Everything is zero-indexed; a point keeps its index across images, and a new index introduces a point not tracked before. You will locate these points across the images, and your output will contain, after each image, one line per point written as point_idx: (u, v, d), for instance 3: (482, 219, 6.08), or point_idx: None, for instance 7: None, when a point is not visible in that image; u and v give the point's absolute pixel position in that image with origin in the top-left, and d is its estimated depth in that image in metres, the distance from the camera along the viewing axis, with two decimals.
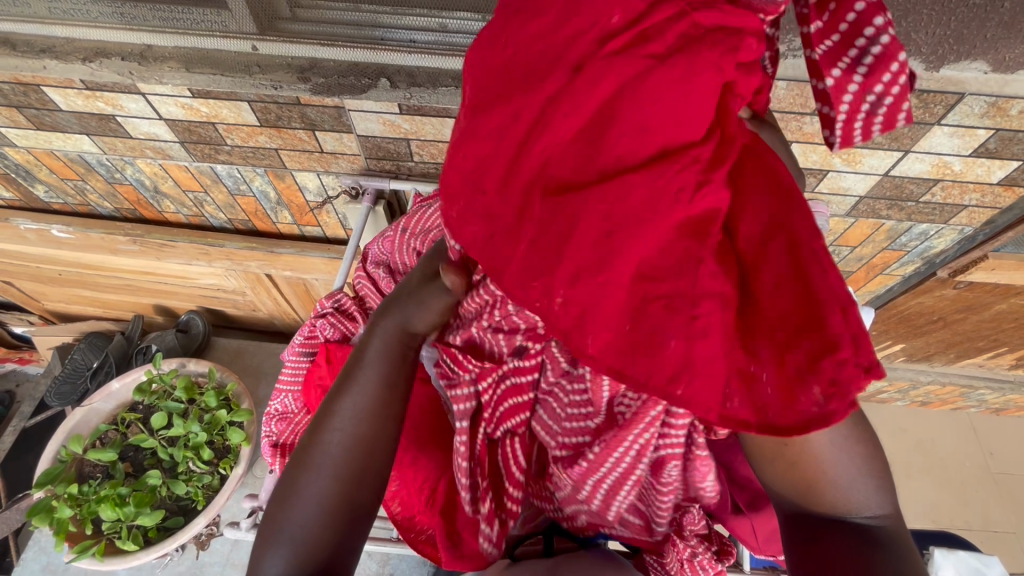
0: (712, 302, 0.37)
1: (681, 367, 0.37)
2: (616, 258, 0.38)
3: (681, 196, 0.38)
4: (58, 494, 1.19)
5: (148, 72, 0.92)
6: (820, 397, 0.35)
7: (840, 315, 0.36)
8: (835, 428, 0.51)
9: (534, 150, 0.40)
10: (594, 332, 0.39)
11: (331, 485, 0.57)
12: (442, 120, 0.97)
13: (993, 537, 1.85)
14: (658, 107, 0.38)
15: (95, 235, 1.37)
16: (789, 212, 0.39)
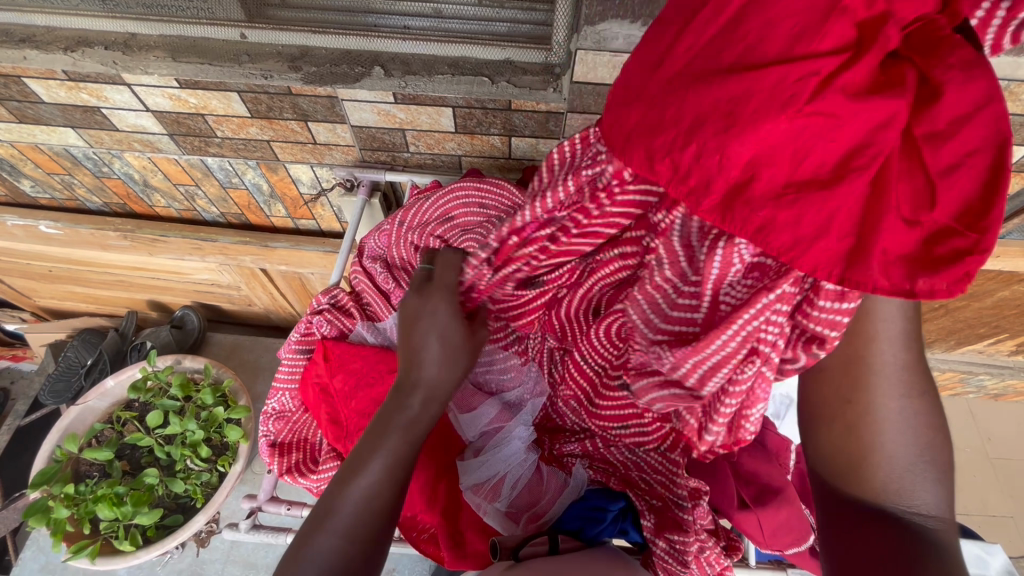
0: (867, 177, 0.38)
1: (818, 235, 0.39)
2: (763, 140, 0.38)
3: (831, 87, 0.37)
4: (55, 494, 1.17)
5: (132, 62, 0.89)
6: (946, 281, 0.38)
7: (991, 192, 0.37)
8: (903, 403, 0.50)
9: (680, 45, 0.42)
10: (740, 212, 0.41)
11: (342, 543, 0.56)
12: (438, 110, 0.93)
13: (989, 521, 1.86)
14: (809, 5, 0.38)
15: (85, 231, 1.34)
16: (967, 99, 0.37)
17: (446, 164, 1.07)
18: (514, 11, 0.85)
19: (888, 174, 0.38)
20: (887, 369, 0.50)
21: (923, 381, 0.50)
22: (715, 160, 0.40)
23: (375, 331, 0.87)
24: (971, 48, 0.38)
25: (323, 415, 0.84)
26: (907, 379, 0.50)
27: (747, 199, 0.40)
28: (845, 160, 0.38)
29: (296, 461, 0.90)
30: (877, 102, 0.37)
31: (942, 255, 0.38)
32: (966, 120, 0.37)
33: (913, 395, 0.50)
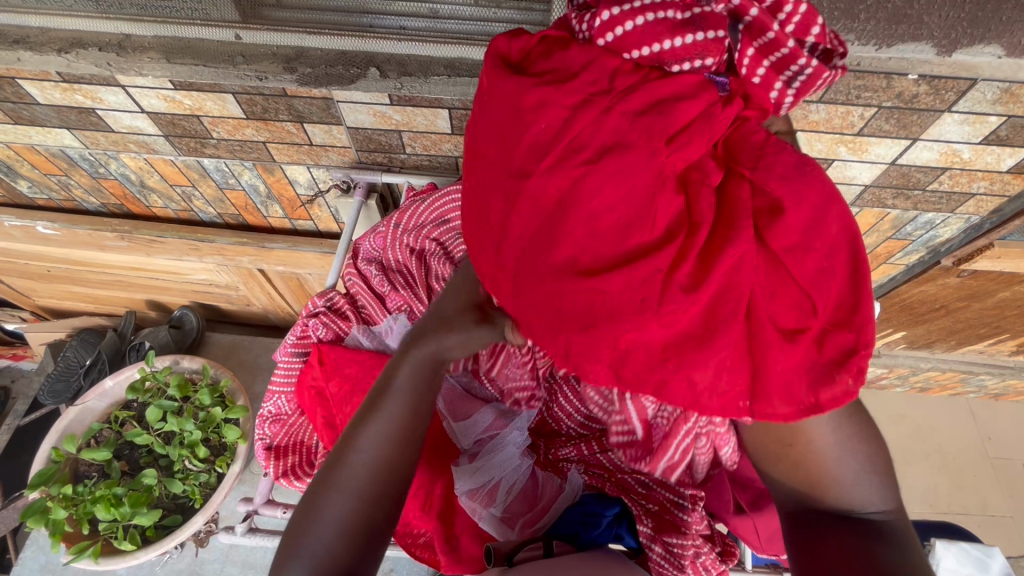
0: (737, 323, 0.41)
1: (715, 387, 0.42)
2: (629, 330, 0.42)
3: (672, 269, 0.41)
4: (53, 494, 1.17)
5: (127, 63, 0.89)
6: (849, 381, 0.41)
7: (857, 292, 0.41)
8: (839, 429, 0.49)
9: (517, 229, 0.45)
10: (633, 383, 0.43)
11: (354, 505, 0.61)
12: (435, 111, 0.93)
13: (988, 521, 1.85)
14: (625, 190, 0.42)
15: (82, 232, 1.34)
16: (805, 220, 0.42)
17: (443, 165, 1.07)
18: (511, 11, 0.85)
19: (760, 311, 0.42)
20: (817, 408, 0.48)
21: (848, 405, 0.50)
22: (594, 344, 0.43)
23: (370, 335, 0.89)
24: (792, 154, 0.45)
25: (319, 418, 0.85)
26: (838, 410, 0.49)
27: (634, 370, 0.42)
28: (716, 314, 0.41)
29: (293, 464, 0.91)
30: (723, 255, 0.41)
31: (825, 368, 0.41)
32: (814, 232, 0.41)
33: (843, 423, 0.49)
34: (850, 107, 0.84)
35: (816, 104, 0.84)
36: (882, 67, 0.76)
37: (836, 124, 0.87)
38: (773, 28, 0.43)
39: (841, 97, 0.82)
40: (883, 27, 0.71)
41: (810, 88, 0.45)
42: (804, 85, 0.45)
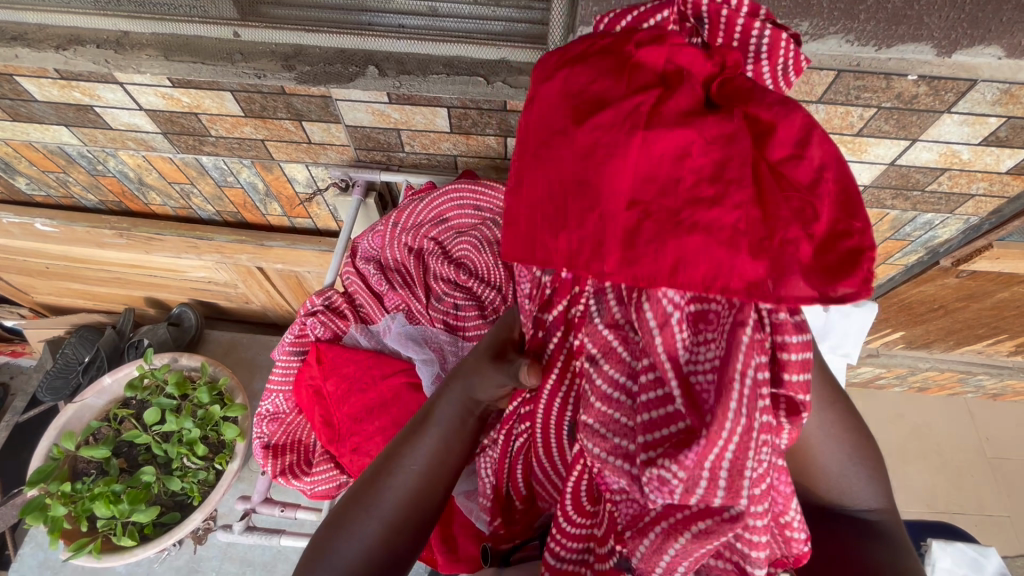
0: (745, 195, 0.41)
1: (726, 256, 0.41)
2: (639, 185, 0.43)
3: (676, 139, 0.43)
4: (52, 491, 1.18)
5: (125, 61, 0.88)
6: (855, 281, 0.40)
7: (848, 202, 0.42)
8: (824, 418, 0.55)
9: (540, 118, 0.50)
10: (639, 253, 0.43)
11: (381, 528, 0.59)
12: (433, 110, 0.93)
13: (986, 521, 1.86)
14: (629, 83, 0.47)
15: (81, 229, 1.34)
16: (797, 129, 0.44)
17: (442, 164, 1.06)
18: (510, 10, 0.84)
19: (769, 194, 0.41)
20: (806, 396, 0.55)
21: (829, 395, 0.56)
22: (603, 207, 0.44)
23: (368, 334, 0.89)
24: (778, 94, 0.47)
25: (317, 417, 0.86)
26: (822, 398, 0.56)
27: (644, 231, 0.43)
28: (723, 183, 0.42)
29: (290, 463, 0.92)
30: (724, 136, 0.43)
31: (828, 257, 0.40)
32: (804, 134, 0.44)
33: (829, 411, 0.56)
34: (849, 107, 0.83)
35: (815, 104, 0.84)
36: (881, 68, 0.76)
37: (836, 124, 0.86)
38: (724, 10, 0.52)
39: (840, 98, 0.82)
40: (883, 28, 0.71)
41: (775, 53, 0.53)
42: (771, 50, 0.53)
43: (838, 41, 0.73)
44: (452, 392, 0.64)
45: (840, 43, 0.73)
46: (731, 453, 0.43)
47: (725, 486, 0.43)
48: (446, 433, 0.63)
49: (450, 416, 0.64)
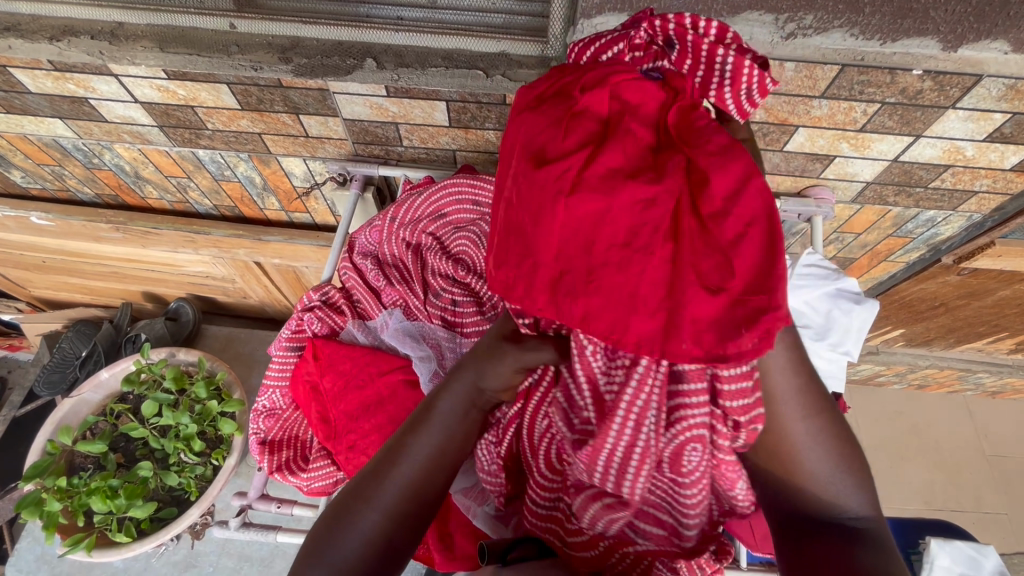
0: (650, 252, 0.44)
1: (628, 309, 0.44)
2: (556, 238, 0.47)
3: (598, 193, 0.46)
4: (48, 486, 1.17)
5: (120, 52, 0.87)
6: (755, 339, 0.41)
7: (768, 261, 0.43)
8: (807, 420, 0.54)
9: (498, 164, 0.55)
10: (555, 296, 0.47)
11: (381, 520, 0.59)
12: (432, 104, 0.91)
13: (984, 518, 1.85)
14: (570, 134, 0.50)
15: (77, 223, 1.33)
16: (737, 180, 0.45)
17: (440, 159, 1.05)
18: (510, 3, 0.84)
19: (685, 249, 0.44)
20: (786, 396, 0.53)
21: (814, 395, 0.54)
22: (526, 254, 0.48)
23: (365, 330, 0.88)
24: (726, 139, 0.48)
25: (314, 413, 0.85)
26: (805, 401, 0.54)
27: (558, 280, 0.47)
28: (633, 240, 0.45)
29: (287, 459, 0.91)
30: (648, 191, 0.45)
31: (727, 318, 0.42)
32: (734, 192, 0.45)
33: (811, 413, 0.54)
34: (852, 102, 0.82)
35: (818, 100, 0.82)
36: (885, 62, 0.75)
37: (839, 119, 0.85)
38: (690, 35, 0.55)
39: (844, 93, 0.80)
40: (888, 21, 0.71)
41: (736, 78, 0.54)
42: (734, 75, 0.54)
43: (842, 35, 0.73)
44: (455, 387, 0.64)
45: (844, 36, 0.73)
46: (620, 451, 0.52)
47: (617, 476, 0.53)
48: (450, 427, 0.63)
49: (454, 409, 0.64)
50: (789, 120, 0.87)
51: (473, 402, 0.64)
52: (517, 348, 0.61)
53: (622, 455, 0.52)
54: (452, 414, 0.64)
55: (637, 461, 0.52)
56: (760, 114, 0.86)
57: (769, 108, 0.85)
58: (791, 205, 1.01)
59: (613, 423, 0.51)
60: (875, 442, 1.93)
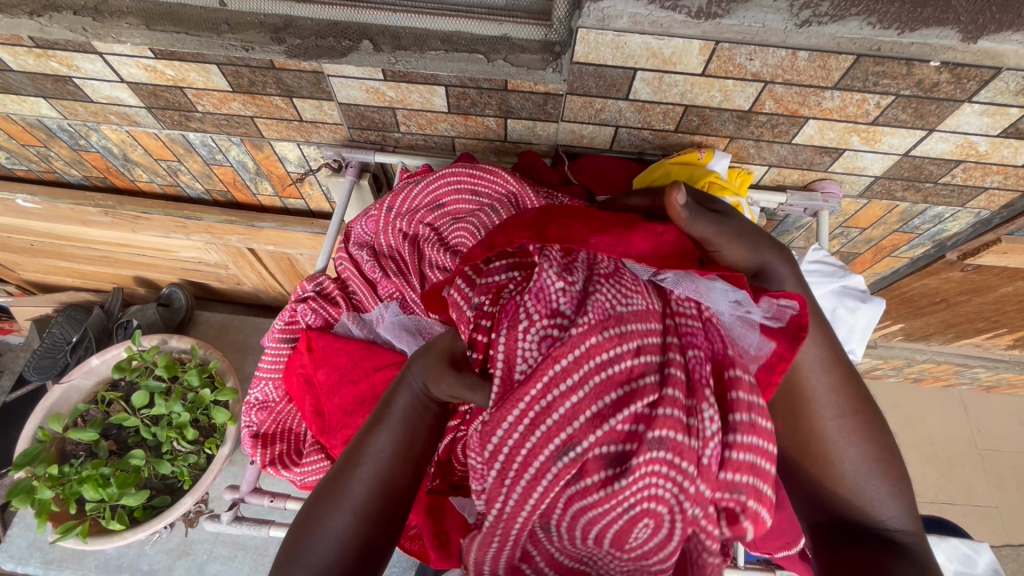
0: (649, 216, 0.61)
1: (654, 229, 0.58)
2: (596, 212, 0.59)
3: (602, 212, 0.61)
4: (39, 474, 1.15)
5: (104, 29, 0.83)
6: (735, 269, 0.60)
7: None
8: (845, 420, 0.57)
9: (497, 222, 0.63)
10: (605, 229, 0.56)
11: (352, 521, 0.57)
12: (431, 88, 0.88)
13: (975, 512, 1.87)
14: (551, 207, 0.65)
15: (64, 206, 1.29)
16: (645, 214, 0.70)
17: (438, 145, 1.02)
18: None
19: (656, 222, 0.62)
20: (820, 397, 0.57)
21: (855, 394, 0.58)
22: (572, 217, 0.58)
23: (360, 323, 0.86)
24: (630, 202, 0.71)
25: (308, 406, 0.84)
26: (844, 403, 0.57)
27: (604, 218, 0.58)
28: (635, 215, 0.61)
29: (280, 453, 0.90)
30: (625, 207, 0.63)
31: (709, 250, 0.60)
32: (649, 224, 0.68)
33: (850, 415, 0.57)
34: (865, 94, 0.79)
35: (831, 91, 0.79)
36: (901, 53, 0.72)
37: (851, 111, 0.82)
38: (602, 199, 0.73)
39: (857, 84, 0.77)
40: (908, 9, 0.68)
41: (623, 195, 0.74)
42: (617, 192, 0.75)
43: (859, 23, 0.70)
44: (400, 396, 0.61)
45: (861, 25, 0.70)
46: (513, 447, 0.49)
47: (503, 483, 0.50)
48: (408, 420, 0.60)
49: (402, 411, 0.60)
50: (799, 112, 0.84)
51: (425, 402, 0.60)
52: (455, 378, 0.57)
53: (524, 469, 0.49)
54: (405, 411, 0.60)
55: (535, 460, 0.49)
56: (769, 105, 0.83)
57: (779, 99, 0.82)
58: (796, 199, 1.00)
59: (510, 414, 0.49)
60: None
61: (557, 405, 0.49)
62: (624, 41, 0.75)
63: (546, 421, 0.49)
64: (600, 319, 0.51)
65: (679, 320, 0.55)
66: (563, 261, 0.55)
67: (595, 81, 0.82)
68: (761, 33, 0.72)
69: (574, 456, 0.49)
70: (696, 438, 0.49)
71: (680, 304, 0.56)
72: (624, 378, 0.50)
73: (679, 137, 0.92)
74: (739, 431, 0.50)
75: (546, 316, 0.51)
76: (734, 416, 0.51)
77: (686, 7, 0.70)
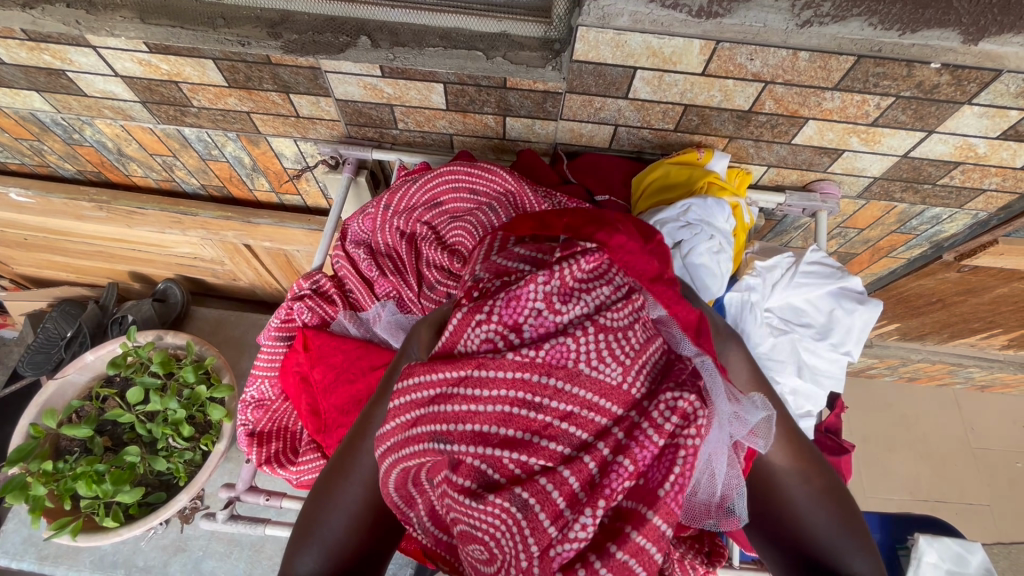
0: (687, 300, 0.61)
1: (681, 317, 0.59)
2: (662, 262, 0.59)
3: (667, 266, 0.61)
4: (32, 470, 1.15)
5: (98, 23, 0.82)
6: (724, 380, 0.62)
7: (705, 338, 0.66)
8: (810, 487, 0.63)
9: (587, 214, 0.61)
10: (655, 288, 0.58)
11: (362, 492, 0.62)
12: (429, 86, 0.87)
13: (967, 510, 1.88)
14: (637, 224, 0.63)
15: (58, 200, 1.28)
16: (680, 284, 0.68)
17: (437, 143, 1.01)
18: None
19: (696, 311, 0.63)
20: (787, 469, 0.63)
21: (817, 465, 0.64)
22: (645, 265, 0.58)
23: (357, 323, 0.85)
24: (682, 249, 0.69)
25: (305, 405, 0.84)
26: (809, 472, 0.63)
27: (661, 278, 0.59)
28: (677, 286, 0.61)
29: (276, 451, 0.90)
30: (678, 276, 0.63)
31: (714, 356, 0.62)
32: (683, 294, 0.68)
33: (815, 484, 0.63)
34: (866, 95, 0.79)
35: (831, 92, 0.79)
36: (903, 54, 0.72)
37: (851, 112, 0.82)
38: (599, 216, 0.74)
39: (857, 85, 0.77)
40: (909, 10, 0.68)
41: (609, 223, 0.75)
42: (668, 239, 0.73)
43: (860, 24, 0.70)
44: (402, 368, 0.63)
45: (862, 26, 0.70)
46: (415, 408, 0.54)
47: (399, 427, 0.55)
48: None
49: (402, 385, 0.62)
50: (799, 112, 0.83)
51: None
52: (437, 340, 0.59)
53: (409, 428, 0.54)
54: None
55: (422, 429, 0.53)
56: (769, 105, 0.83)
57: (779, 99, 0.81)
58: (795, 200, 1.00)
59: (425, 376, 0.53)
60: (863, 435, 1.95)
61: (457, 400, 0.51)
62: (624, 40, 0.74)
63: (447, 411, 0.52)
64: (547, 364, 0.50)
65: (643, 422, 0.51)
66: (580, 282, 0.55)
67: (595, 80, 0.82)
68: (762, 33, 0.72)
69: (448, 451, 0.51)
70: (559, 528, 0.49)
71: (659, 411, 0.51)
72: (535, 428, 0.50)
73: (678, 137, 0.92)
74: (606, 562, 0.48)
75: (504, 324, 0.52)
76: (613, 547, 0.49)
77: (686, 6, 0.70)
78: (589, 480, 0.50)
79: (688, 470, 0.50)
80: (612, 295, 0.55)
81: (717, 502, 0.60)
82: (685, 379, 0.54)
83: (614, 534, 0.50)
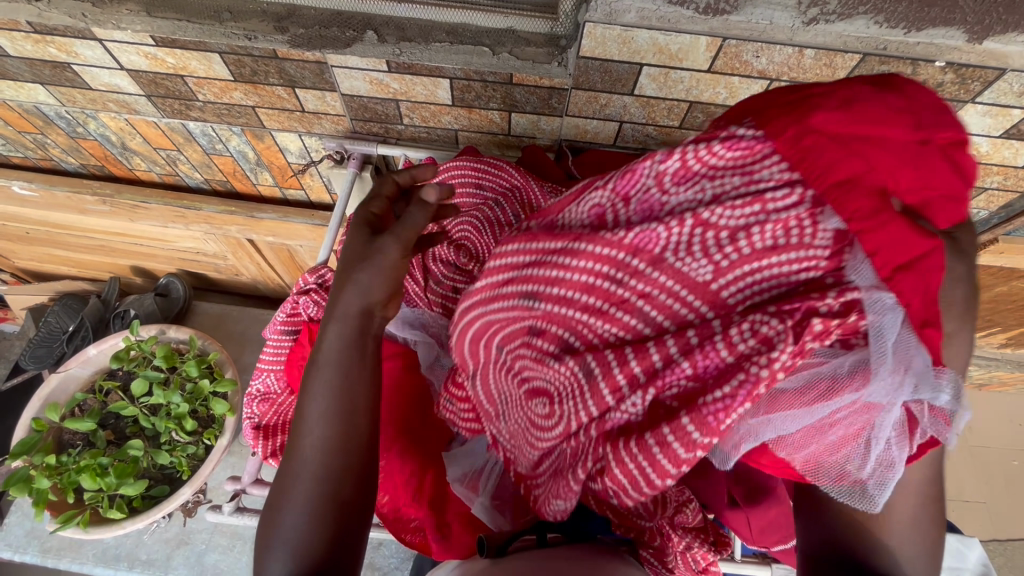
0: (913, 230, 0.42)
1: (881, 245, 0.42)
2: (875, 165, 0.42)
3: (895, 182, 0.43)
4: (36, 463, 1.15)
5: (104, 15, 0.82)
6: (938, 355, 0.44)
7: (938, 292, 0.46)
8: (921, 507, 0.52)
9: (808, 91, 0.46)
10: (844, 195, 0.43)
11: (312, 486, 0.57)
12: (435, 81, 0.87)
13: (964, 507, 1.89)
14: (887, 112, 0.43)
15: (61, 194, 1.28)
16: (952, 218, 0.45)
17: (442, 138, 1.02)
18: None
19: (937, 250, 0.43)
20: (909, 481, 0.52)
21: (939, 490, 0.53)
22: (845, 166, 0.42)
23: None
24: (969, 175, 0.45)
25: None
26: (927, 494, 0.52)
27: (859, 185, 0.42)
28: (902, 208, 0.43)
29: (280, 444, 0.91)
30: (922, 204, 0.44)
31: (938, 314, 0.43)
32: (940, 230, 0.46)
33: (927, 508, 0.53)
34: None
35: None
36: (907, 53, 0.72)
37: None
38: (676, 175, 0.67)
39: None
40: (915, 8, 0.68)
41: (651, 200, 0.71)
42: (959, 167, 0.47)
43: (866, 22, 0.70)
44: (331, 330, 0.61)
45: (868, 24, 0.70)
46: (510, 273, 0.57)
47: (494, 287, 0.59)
48: (341, 363, 0.60)
49: (332, 357, 0.61)
50: None
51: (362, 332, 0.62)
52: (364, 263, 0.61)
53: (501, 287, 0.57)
54: (338, 352, 0.61)
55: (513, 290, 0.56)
56: None
57: None
58: None
59: (525, 241, 0.55)
60: None
61: (549, 265, 0.53)
62: (631, 36, 0.74)
63: (541, 281, 0.54)
64: (635, 246, 0.48)
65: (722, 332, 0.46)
66: (711, 169, 0.48)
67: (601, 76, 0.82)
68: (768, 30, 0.72)
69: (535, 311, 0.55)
70: (615, 398, 0.51)
71: (739, 330, 0.45)
72: (614, 303, 0.51)
73: (683, 134, 0.92)
74: (644, 445, 0.49)
75: (616, 195, 0.51)
76: (655, 437, 0.49)
77: (693, 2, 0.70)
78: (652, 369, 0.49)
79: (742, 395, 0.45)
80: (744, 185, 0.46)
81: (857, 474, 0.51)
82: (797, 314, 0.43)
83: (659, 420, 0.49)
